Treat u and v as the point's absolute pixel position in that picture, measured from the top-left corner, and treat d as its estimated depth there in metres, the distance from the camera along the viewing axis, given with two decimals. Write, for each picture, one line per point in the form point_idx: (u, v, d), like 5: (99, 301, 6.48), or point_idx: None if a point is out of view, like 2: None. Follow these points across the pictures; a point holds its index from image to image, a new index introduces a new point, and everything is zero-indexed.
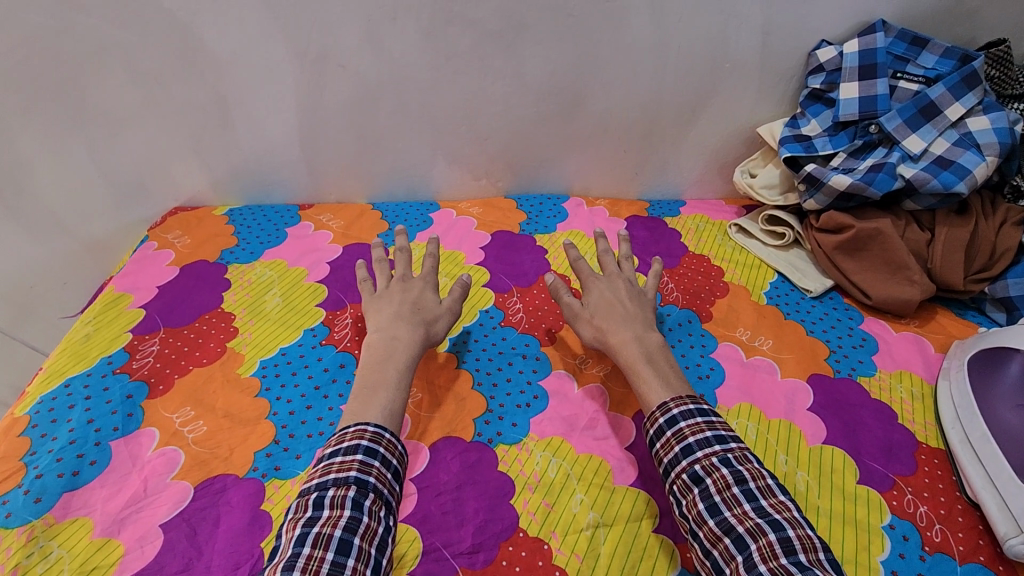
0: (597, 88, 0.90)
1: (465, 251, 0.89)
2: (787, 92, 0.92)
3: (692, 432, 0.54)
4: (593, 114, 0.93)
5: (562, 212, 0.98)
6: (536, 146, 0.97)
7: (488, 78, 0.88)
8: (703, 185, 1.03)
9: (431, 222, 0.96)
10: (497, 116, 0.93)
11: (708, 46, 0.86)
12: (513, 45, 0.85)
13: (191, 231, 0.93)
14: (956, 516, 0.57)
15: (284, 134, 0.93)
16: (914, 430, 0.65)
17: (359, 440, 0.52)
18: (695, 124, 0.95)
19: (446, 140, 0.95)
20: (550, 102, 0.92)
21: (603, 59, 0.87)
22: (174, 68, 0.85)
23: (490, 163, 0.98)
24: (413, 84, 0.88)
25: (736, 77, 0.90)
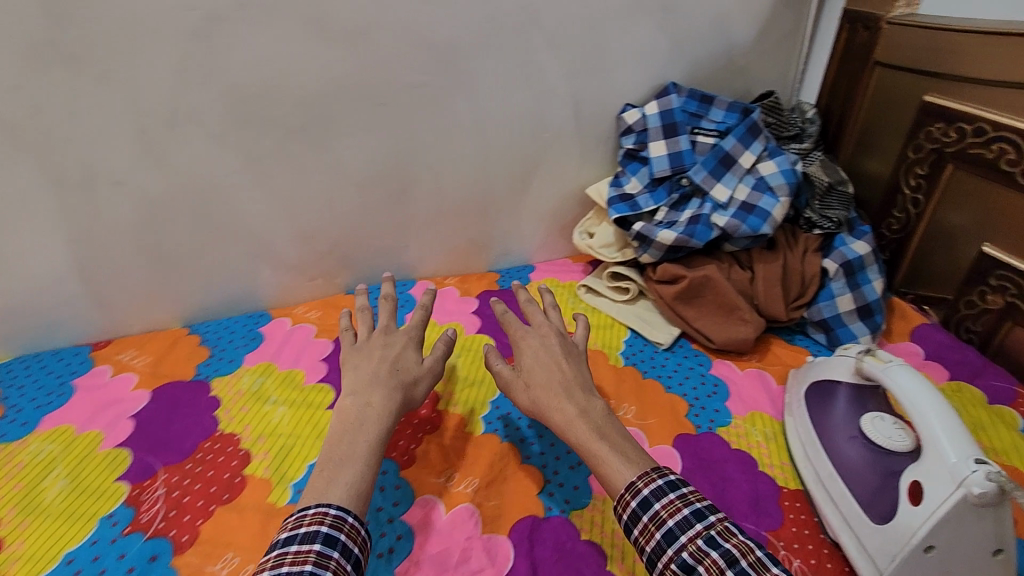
0: (423, 171, 0.96)
1: (304, 367, 0.89)
2: (606, 153, 1.05)
3: (671, 514, 0.56)
4: (422, 195, 0.98)
5: (411, 301, 1.04)
6: (361, 237, 0.99)
7: (307, 173, 0.89)
8: (549, 247, 1.14)
9: (261, 338, 0.94)
10: (321, 211, 0.94)
11: (533, 123, 0.97)
12: (323, 140, 0.87)
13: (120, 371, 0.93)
14: (825, 563, 0.64)
15: (194, 258, 0.92)
16: (774, 475, 0.73)
17: (318, 528, 0.53)
18: (529, 190, 1.05)
19: (259, 245, 0.93)
20: (376, 190, 0.95)
21: (469, 149, 0.96)
22: (34, 199, 0.80)
23: (320, 260, 0.98)
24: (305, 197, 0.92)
25: (555, 146, 1.01)
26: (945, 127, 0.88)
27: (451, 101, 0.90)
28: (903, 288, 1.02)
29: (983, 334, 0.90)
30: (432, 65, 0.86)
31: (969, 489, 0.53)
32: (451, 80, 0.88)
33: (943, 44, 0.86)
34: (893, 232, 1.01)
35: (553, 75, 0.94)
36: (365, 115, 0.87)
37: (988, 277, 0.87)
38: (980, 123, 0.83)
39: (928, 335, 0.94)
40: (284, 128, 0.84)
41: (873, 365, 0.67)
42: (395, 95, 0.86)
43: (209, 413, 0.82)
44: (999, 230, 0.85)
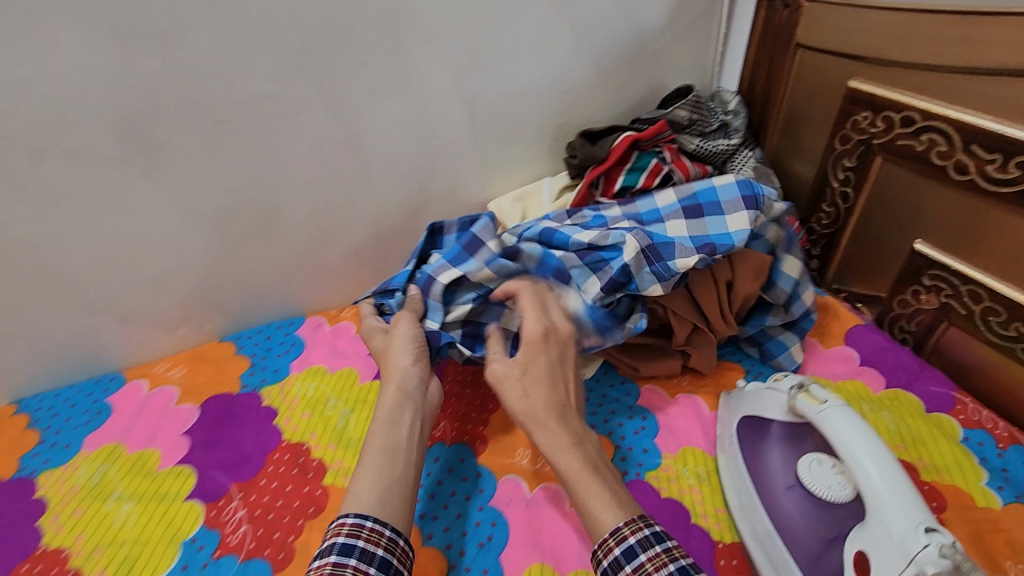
0: (289, 197, 0.81)
1: (161, 446, 0.72)
2: (511, 157, 0.93)
3: (655, 567, 0.50)
4: (298, 221, 0.84)
5: (298, 343, 0.87)
6: (232, 276, 0.84)
7: (140, 213, 0.74)
8: None
9: (110, 411, 0.77)
10: (167, 254, 0.78)
11: (414, 128, 0.83)
12: (154, 171, 0.72)
13: None
14: None
15: (27, 317, 0.76)
16: (708, 526, 0.65)
17: (335, 538, 0.51)
18: (429, 204, 0.92)
19: (103, 301, 0.78)
20: (236, 223, 0.80)
21: (343, 168, 0.82)
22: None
23: (184, 308, 0.83)
24: (143, 241, 0.76)
25: (452, 153, 0.88)
26: (872, 116, 0.81)
27: (308, 114, 0.76)
28: (835, 284, 0.97)
29: (918, 335, 0.85)
30: (279, 71, 0.71)
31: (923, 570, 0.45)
32: (307, 91, 0.74)
33: (866, 24, 0.79)
34: (823, 226, 0.95)
35: (435, 74, 0.80)
36: (201, 135, 0.72)
37: (922, 277, 0.81)
38: (909, 112, 0.76)
39: (864, 339, 0.88)
40: (99, 160, 0.69)
41: (809, 406, 0.59)
42: (233, 114, 0.72)
43: (32, 521, 0.64)
44: (928, 226, 0.79)
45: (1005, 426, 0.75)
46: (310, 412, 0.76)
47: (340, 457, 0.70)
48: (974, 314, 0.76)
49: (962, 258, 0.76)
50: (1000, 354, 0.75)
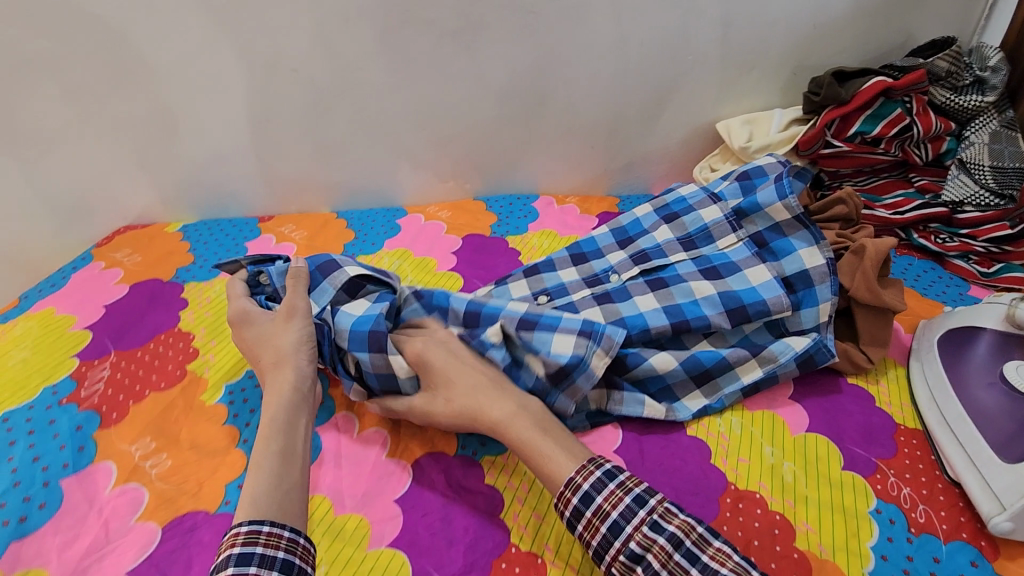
0: (559, 85, 0.98)
1: (437, 257, 0.95)
2: (748, 83, 1.02)
3: (613, 505, 0.51)
4: (559, 109, 1.01)
5: (533, 213, 1.05)
6: (497, 146, 1.04)
7: (452, 78, 0.95)
8: (671, 178, 1.13)
9: (399, 229, 1.01)
10: (459, 117, 0.99)
11: (672, 42, 0.96)
12: (473, 46, 0.92)
13: (301, 224, 1.02)
14: (938, 495, 0.63)
15: (353, 150, 1.00)
16: (891, 412, 0.72)
17: (230, 550, 0.46)
18: (664, 115, 1.04)
19: (407, 145, 1.01)
20: (514, 101, 0.99)
21: (604, 68, 0.97)
22: (228, 75, 0.90)
23: (456, 165, 1.05)
24: (446, 104, 0.97)
25: (698, 68, 0.99)
26: None
27: (594, 14, 0.91)
28: None
29: None
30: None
31: None
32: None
33: None
34: None
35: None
36: (513, 21, 0.90)
37: None
38: None
39: None
40: (443, 32, 0.90)
41: None
42: (542, 7, 0.90)
43: None
44: None
45: None
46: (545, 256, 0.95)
47: None
48: None
49: None
50: None
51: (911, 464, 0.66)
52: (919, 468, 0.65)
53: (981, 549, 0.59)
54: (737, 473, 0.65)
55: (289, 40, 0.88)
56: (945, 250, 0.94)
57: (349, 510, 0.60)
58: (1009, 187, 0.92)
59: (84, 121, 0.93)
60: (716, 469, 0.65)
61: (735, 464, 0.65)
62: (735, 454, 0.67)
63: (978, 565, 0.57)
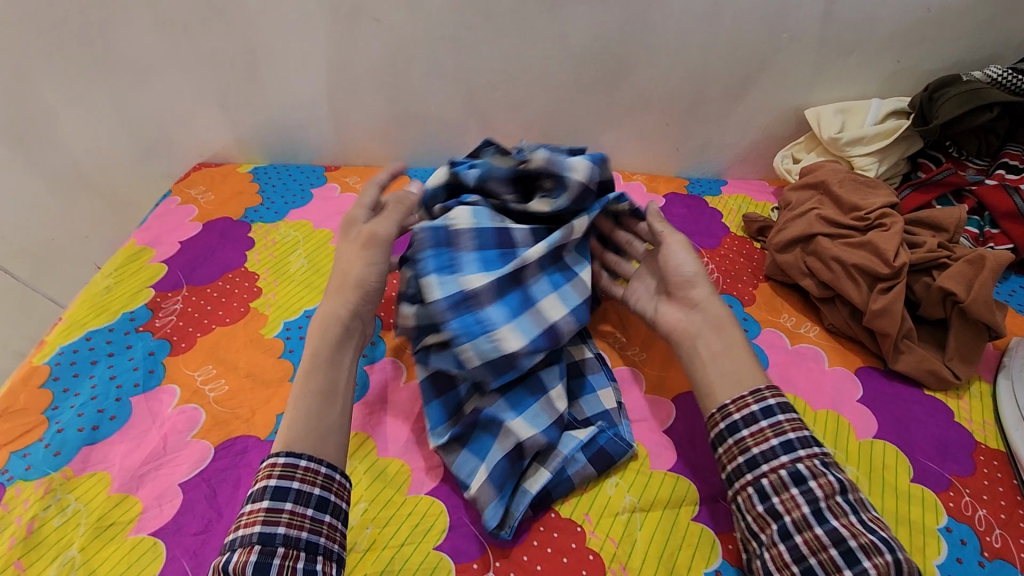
0: (641, 56, 0.94)
1: None
2: (844, 68, 0.96)
3: (756, 442, 0.53)
4: (638, 81, 0.97)
5: None
6: (569, 115, 1.01)
7: (531, 39, 0.92)
8: (747, 165, 1.08)
9: None
10: (535, 82, 0.97)
11: (767, 17, 0.90)
12: (557, 6, 0.89)
13: (366, 176, 1.03)
14: (1017, 522, 0.57)
15: (424, 106, 1.00)
16: (971, 429, 0.66)
17: (266, 482, 0.50)
18: (748, 96, 0.99)
19: (479, 106, 1.00)
20: (592, 68, 0.96)
21: (693, 39, 0.93)
22: (313, 19, 0.91)
23: (525, 131, 1.03)
24: (523, 65, 0.95)
25: (792, 48, 0.93)
26: None
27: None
28: None
29: None
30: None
31: None
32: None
33: None
34: None
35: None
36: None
37: None
38: None
39: None
40: None
41: None
42: None
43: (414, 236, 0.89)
44: None
45: None
46: None
47: None
48: None
49: None
50: None
51: (990, 486, 0.61)
52: (998, 491, 0.60)
53: None
54: None
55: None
56: None
57: (392, 455, 0.61)
58: None
59: (174, 59, 0.96)
60: None
61: None
62: None
63: None
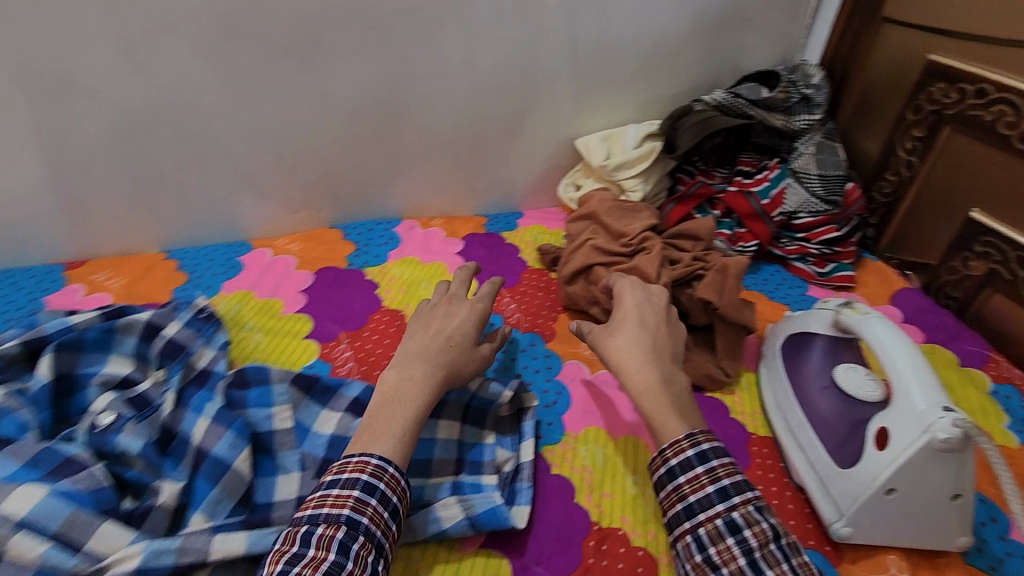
0: (412, 106, 0.93)
1: (283, 297, 0.85)
2: (600, 100, 1.04)
3: (693, 489, 0.53)
4: (414, 129, 0.96)
5: (394, 239, 1.00)
6: (352, 170, 0.97)
7: (290, 98, 0.86)
8: (538, 195, 1.12)
9: (241, 267, 0.91)
10: (305, 141, 0.91)
11: (523, 59, 0.94)
12: (312, 63, 0.84)
13: (121, 271, 0.89)
14: (787, 504, 0.64)
15: (184, 180, 0.89)
16: (744, 422, 0.74)
17: (357, 473, 0.52)
18: (523, 132, 1.03)
19: (247, 174, 0.92)
20: (364, 121, 0.92)
21: (459, 85, 0.93)
22: (6, 100, 0.76)
23: (307, 193, 0.97)
24: (285, 126, 0.88)
25: (552, 84, 0.99)
26: (947, 87, 0.87)
27: (438, 28, 0.87)
28: (887, 253, 1.02)
29: (962, 300, 0.91)
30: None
31: (936, 435, 0.53)
32: (445, 10, 0.85)
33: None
34: (883, 195, 1.01)
35: (551, 8, 0.91)
36: (354, 36, 0.84)
37: (974, 244, 0.87)
38: (983, 84, 0.82)
39: (909, 299, 0.95)
40: (275, 49, 0.81)
41: (851, 316, 0.67)
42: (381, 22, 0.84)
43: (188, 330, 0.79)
44: (989, 195, 0.84)
45: None
46: (406, 288, 0.89)
47: None
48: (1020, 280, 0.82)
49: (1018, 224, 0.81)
50: None
51: (765, 475, 0.67)
52: (770, 478, 0.67)
53: (826, 554, 0.60)
54: (600, 511, 0.62)
55: (83, 56, 0.75)
56: (786, 253, 1.03)
57: None
58: (835, 194, 0.99)
59: None
60: (580, 508, 0.63)
61: (598, 500, 0.63)
62: (599, 489, 0.65)
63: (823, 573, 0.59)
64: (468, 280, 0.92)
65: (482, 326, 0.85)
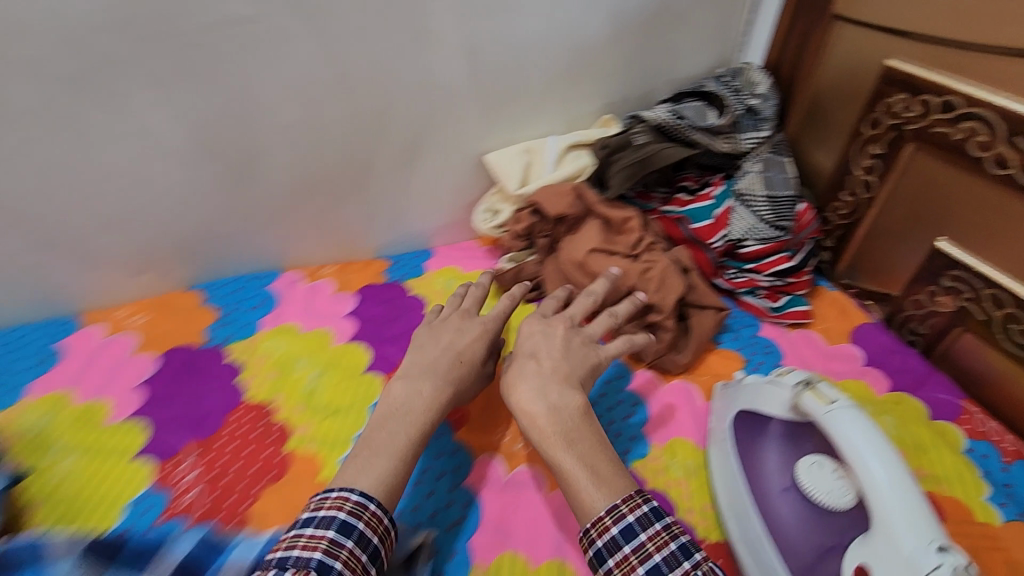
0: (270, 140, 0.75)
1: (114, 397, 0.67)
2: (512, 117, 0.87)
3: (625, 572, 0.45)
4: (278, 168, 0.78)
5: (271, 298, 0.82)
6: (207, 220, 0.78)
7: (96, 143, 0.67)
8: (451, 229, 0.96)
9: (64, 355, 0.72)
10: (132, 191, 0.72)
11: (407, 75, 0.77)
12: (114, 97, 0.65)
13: None
14: None
15: None
16: (693, 524, 0.61)
17: (335, 512, 0.46)
18: (421, 161, 0.86)
19: (58, 236, 0.72)
20: (207, 164, 0.73)
21: (330, 112, 0.76)
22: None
23: (150, 252, 0.78)
24: (101, 175, 0.69)
25: (448, 104, 0.82)
26: (908, 99, 0.75)
27: (287, 43, 0.69)
28: (845, 280, 0.91)
29: (928, 338, 0.81)
30: None
31: None
32: (295, 21, 0.67)
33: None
34: (839, 217, 0.89)
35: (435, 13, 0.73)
36: (173, 59, 0.65)
37: (940, 278, 0.76)
38: (950, 97, 0.70)
39: (871, 337, 0.84)
40: (59, 80, 0.62)
41: (814, 404, 0.54)
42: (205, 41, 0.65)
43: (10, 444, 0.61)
44: (954, 221, 0.73)
45: (1011, 439, 0.71)
46: (277, 370, 0.71)
47: (306, 421, 0.66)
48: (994, 320, 0.71)
49: (987, 259, 0.71)
50: (1017, 364, 0.70)
51: None
52: None
53: None
54: None
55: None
56: (734, 287, 0.89)
57: None
58: (785, 218, 0.86)
59: None
60: None
61: None
62: None
63: None
64: (360, 350, 0.75)
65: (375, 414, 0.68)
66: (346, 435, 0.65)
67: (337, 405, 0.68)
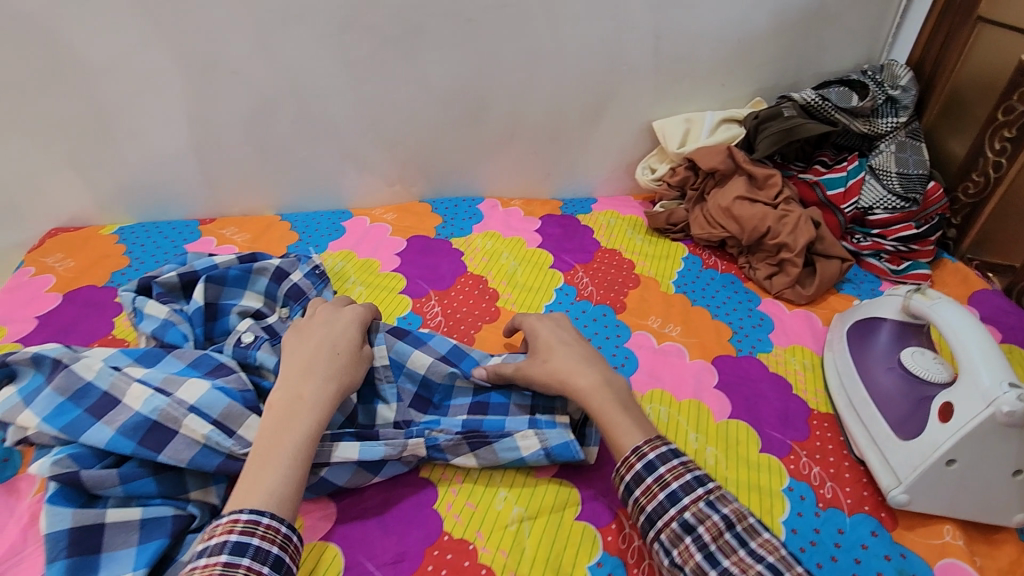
0: (500, 94, 1.02)
1: (381, 258, 0.96)
2: (679, 92, 1.08)
3: (647, 499, 0.54)
4: (500, 116, 1.04)
5: (478, 214, 1.08)
6: (444, 150, 1.06)
7: (393, 85, 0.97)
8: (613, 183, 1.18)
9: (344, 231, 1.02)
10: (403, 122, 1.01)
11: (606, 52, 1.01)
12: (411, 54, 0.94)
13: (245, 227, 1.02)
14: (843, 473, 0.68)
15: (299, 153, 1.01)
16: (806, 398, 0.77)
17: (226, 537, 0.47)
18: (602, 122, 1.09)
19: (352, 148, 1.03)
20: (455, 107, 1.02)
21: (545, 77, 1.01)
22: (166, 73, 0.89)
23: (403, 169, 1.07)
24: (389, 109, 1.00)
25: (632, 77, 1.05)
26: None
27: (529, 22, 0.95)
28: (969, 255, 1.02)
29: None
30: None
31: (999, 408, 0.58)
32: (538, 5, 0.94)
33: None
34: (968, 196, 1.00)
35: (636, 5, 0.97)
36: (455, 29, 0.93)
37: None
38: None
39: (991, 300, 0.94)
40: (385, 38, 0.92)
41: (921, 301, 0.69)
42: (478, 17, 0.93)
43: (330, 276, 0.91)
44: None
45: None
46: (488, 257, 0.97)
47: (509, 290, 0.91)
48: None
49: None
50: None
51: (824, 446, 0.71)
52: (829, 449, 0.70)
53: (881, 520, 0.63)
54: None
55: (230, 39, 0.88)
56: (859, 249, 1.01)
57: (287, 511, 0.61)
58: (914, 192, 1.00)
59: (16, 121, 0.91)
60: None
61: None
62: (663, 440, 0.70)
63: (878, 535, 0.62)
64: (545, 255, 0.99)
65: (557, 295, 0.92)
66: (537, 303, 0.90)
67: (531, 285, 0.93)
